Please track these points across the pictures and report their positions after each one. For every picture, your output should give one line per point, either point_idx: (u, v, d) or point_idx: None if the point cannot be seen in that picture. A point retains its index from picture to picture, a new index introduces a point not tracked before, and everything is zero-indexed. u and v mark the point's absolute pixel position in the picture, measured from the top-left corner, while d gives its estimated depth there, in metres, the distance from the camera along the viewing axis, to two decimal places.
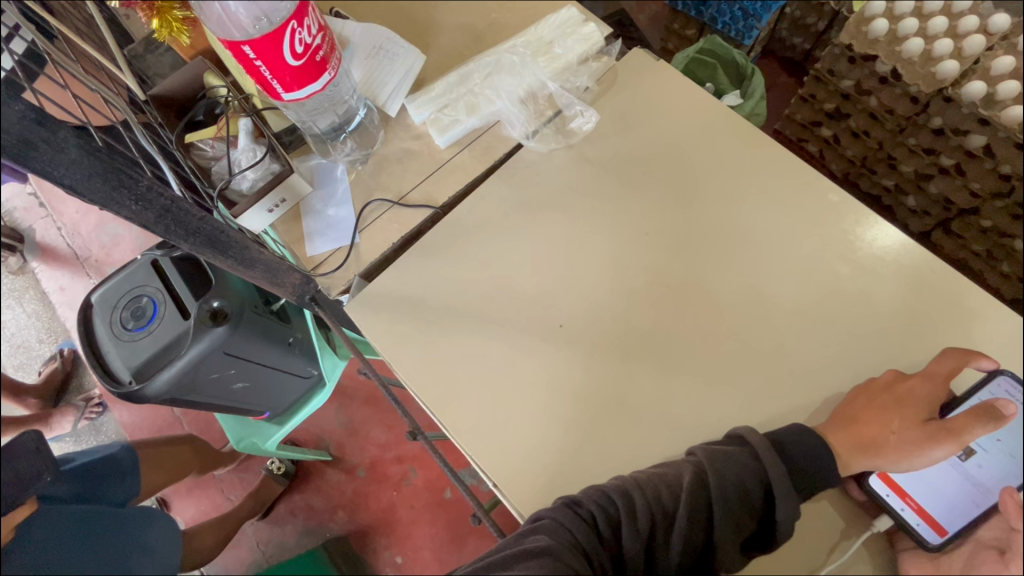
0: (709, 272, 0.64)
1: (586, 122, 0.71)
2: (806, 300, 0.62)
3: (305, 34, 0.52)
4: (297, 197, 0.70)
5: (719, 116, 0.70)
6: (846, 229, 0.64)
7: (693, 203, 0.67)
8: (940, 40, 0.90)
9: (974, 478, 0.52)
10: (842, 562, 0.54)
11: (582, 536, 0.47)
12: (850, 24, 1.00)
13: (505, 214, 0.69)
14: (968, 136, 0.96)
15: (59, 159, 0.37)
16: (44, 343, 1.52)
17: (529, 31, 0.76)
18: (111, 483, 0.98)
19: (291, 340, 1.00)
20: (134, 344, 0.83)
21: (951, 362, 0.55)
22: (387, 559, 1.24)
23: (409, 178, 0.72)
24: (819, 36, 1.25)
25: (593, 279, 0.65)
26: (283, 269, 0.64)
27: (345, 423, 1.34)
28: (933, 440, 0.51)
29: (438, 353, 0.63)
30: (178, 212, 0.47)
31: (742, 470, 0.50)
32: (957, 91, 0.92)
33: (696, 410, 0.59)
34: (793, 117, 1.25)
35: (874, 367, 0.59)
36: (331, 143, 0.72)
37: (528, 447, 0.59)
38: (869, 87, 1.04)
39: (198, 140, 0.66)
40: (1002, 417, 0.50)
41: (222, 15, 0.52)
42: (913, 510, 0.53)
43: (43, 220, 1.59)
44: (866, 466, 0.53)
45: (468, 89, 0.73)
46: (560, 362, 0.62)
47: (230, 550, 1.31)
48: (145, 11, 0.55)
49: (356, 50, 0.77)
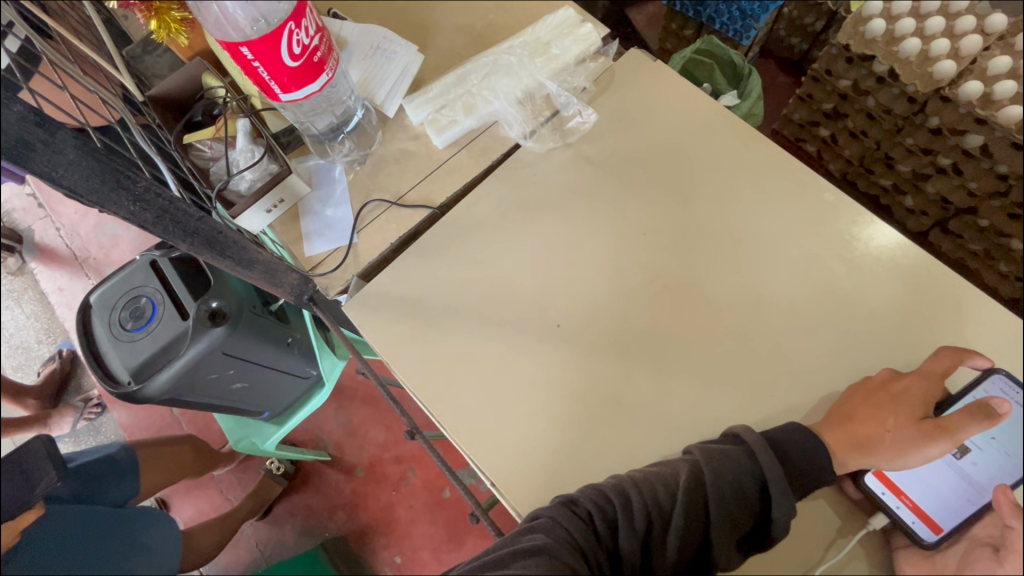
0: (705, 272, 0.64)
1: (584, 122, 0.71)
2: (803, 299, 0.62)
3: (302, 36, 0.52)
4: (295, 197, 0.70)
5: (716, 116, 0.70)
6: (842, 228, 0.65)
7: (690, 203, 0.67)
8: (937, 40, 0.91)
9: (969, 475, 0.52)
10: (838, 560, 0.54)
11: (578, 534, 0.47)
12: (847, 24, 1.00)
13: (503, 214, 0.69)
14: (965, 136, 0.96)
15: (57, 160, 0.38)
16: (43, 344, 1.52)
17: (527, 31, 0.76)
18: (111, 483, 0.98)
19: (290, 340, 1.00)
20: (132, 344, 0.83)
21: (948, 360, 0.55)
22: (386, 559, 1.25)
23: (407, 179, 0.73)
24: (816, 36, 1.25)
25: (590, 278, 0.65)
26: (280, 269, 0.64)
27: (344, 423, 1.34)
28: (928, 439, 0.52)
29: (436, 353, 0.63)
30: (176, 212, 0.47)
31: (738, 468, 0.51)
32: (954, 91, 0.93)
33: (693, 409, 0.59)
34: (791, 117, 1.26)
35: (870, 366, 0.59)
36: (329, 144, 0.72)
37: (525, 447, 0.59)
38: (867, 87, 1.04)
39: (196, 141, 0.66)
40: (995, 416, 0.51)
41: (219, 16, 0.52)
42: (909, 508, 0.53)
43: (42, 220, 1.59)
44: (861, 464, 0.54)
45: (466, 90, 0.74)
46: (557, 362, 0.62)
47: (229, 550, 1.31)
48: (143, 12, 0.55)
49: (354, 51, 0.77)
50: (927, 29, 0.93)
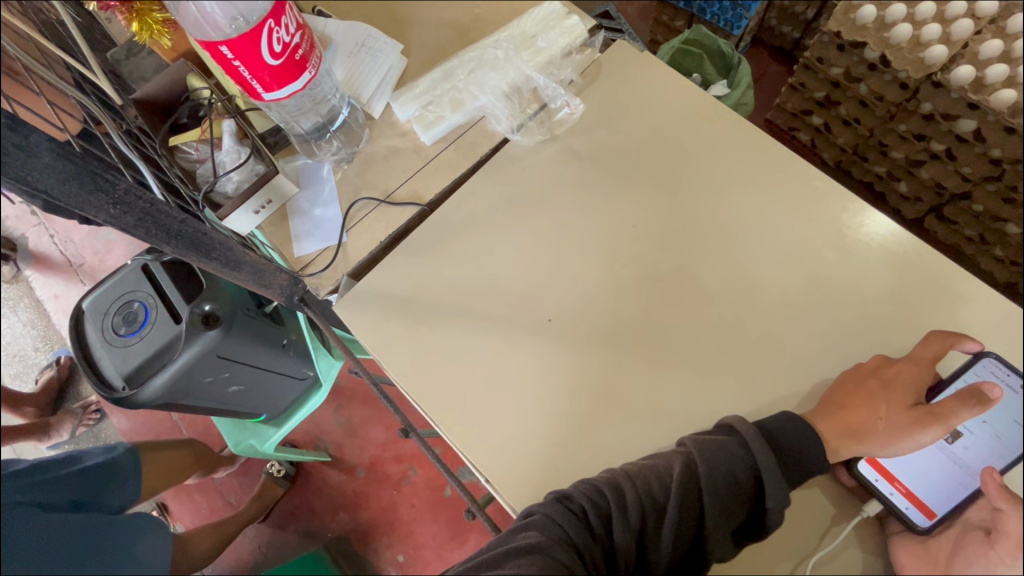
0: (699, 262, 0.64)
1: (572, 114, 0.71)
2: (794, 287, 0.62)
3: (282, 33, 0.52)
4: (284, 198, 0.70)
5: (702, 106, 0.70)
6: (833, 216, 0.64)
7: (681, 195, 0.67)
8: (893, 6, 0.95)
9: (960, 459, 0.52)
10: (832, 548, 0.54)
11: (571, 529, 0.47)
12: (871, 27, 0.99)
13: (492, 211, 0.68)
14: (957, 121, 0.99)
15: (32, 164, 0.37)
16: (40, 352, 1.52)
17: (513, 24, 0.76)
18: (110, 488, 0.97)
19: (285, 342, 1.00)
20: (126, 349, 0.82)
21: (939, 345, 0.55)
22: (389, 557, 1.25)
23: (396, 176, 0.72)
24: (807, 25, 1.31)
25: (581, 272, 0.65)
26: (270, 270, 0.64)
27: (345, 423, 1.35)
28: (920, 425, 0.52)
29: (426, 350, 0.63)
30: (158, 215, 0.47)
31: (731, 457, 0.51)
32: (946, 76, 0.95)
33: (688, 402, 0.59)
34: (784, 106, 1.30)
35: (862, 352, 0.59)
36: (316, 143, 0.71)
37: (518, 444, 0.59)
38: (859, 74, 1.08)
39: (182, 143, 0.66)
40: (986, 401, 0.51)
41: (197, 16, 0.51)
42: (902, 494, 0.53)
43: (35, 228, 1.58)
44: (854, 452, 0.53)
45: (452, 85, 0.74)
46: (548, 356, 0.62)
47: (233, 551, 1.32)
48: (124, 14, 0.54)
49: (339, 48, 0.77)
50: (949, 12, 0.93)
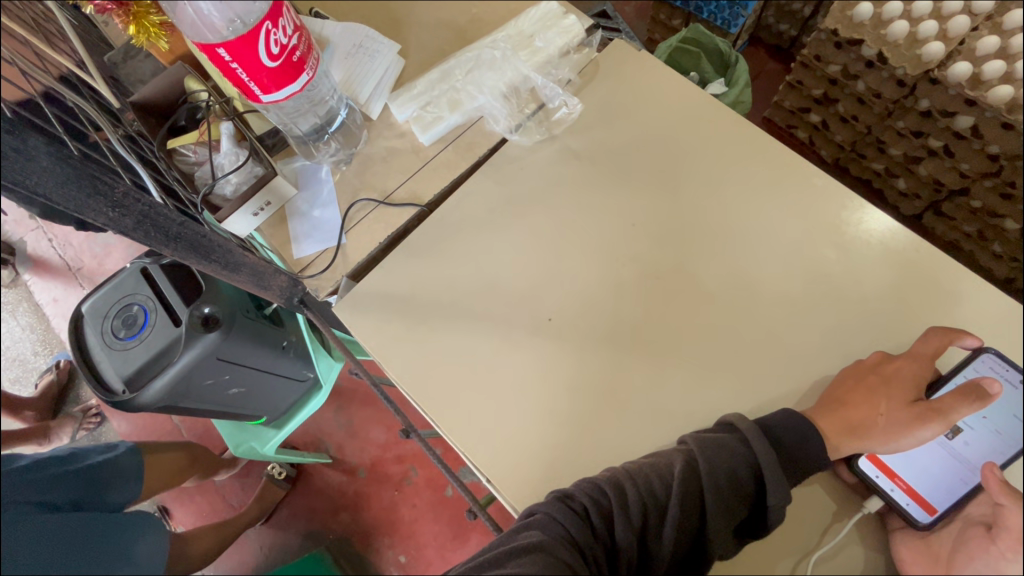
0: (698, 261, 0.64)
1: (570, 113, 0.71)
2: (793, 284, 0.62)
3: (280, 35, 0.52)
4: (282, 199, 0.69)
5: (700, 104, 0.70)
6: (832, 212, 0.64)
7: (679, 194, 0.67)
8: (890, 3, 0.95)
9: (960, 454, 0.52)
10: (834, 545, 0.54)
11: (572, 527, 0.47)
12: (869, 26, 1.01)
13: (491, 210, 0.68)
14: (955, 117, 0.99)
15: (30, 168, 0.37)
16: (39, 356, 1.52)
17: (510, 24, 0.76)
18: (112, 487, 0.97)
19: (286, 344, 0.99)
20: (125, 352, 0.82)
21: (938, 340, 0.55)
22: (391, 558, 1.25)
23: (395, 176, 0.72)
24: (805, 22, 1.31)
25: (581, 270, 0.65)
26: (269, 272, 0.64)
27: (345, 425, 1.35)
28: (920, 421, 0.52)
29: (426, 350, 0.63)
30: (157, 218, 0.47)
31: (731, 455, 0.51)
32: (943, 73, 0.95)
33: (688, 401, 0.59)
34: (782, 104, 1.30)
35: (862, 349, 0.59)
36: (314, 144, 0.71)
37: (519, 443, 0.59)
38: (856, 71, 1.08)
39: (180, 145, 0.65)
40: (986, 396, 0.51)
41: (195, 18, 0.51)
42: (903, 490, 0.53)
43: (34, 232, 1.58)
44: (855, 448, 0.54)
45: (450, 86, 0.74)
46: (548, 356, 0.62)
47: (234, 553, 1.32)
48: (121, 17, 0.53)
49: (336, 50, 0.77)
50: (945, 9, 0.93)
